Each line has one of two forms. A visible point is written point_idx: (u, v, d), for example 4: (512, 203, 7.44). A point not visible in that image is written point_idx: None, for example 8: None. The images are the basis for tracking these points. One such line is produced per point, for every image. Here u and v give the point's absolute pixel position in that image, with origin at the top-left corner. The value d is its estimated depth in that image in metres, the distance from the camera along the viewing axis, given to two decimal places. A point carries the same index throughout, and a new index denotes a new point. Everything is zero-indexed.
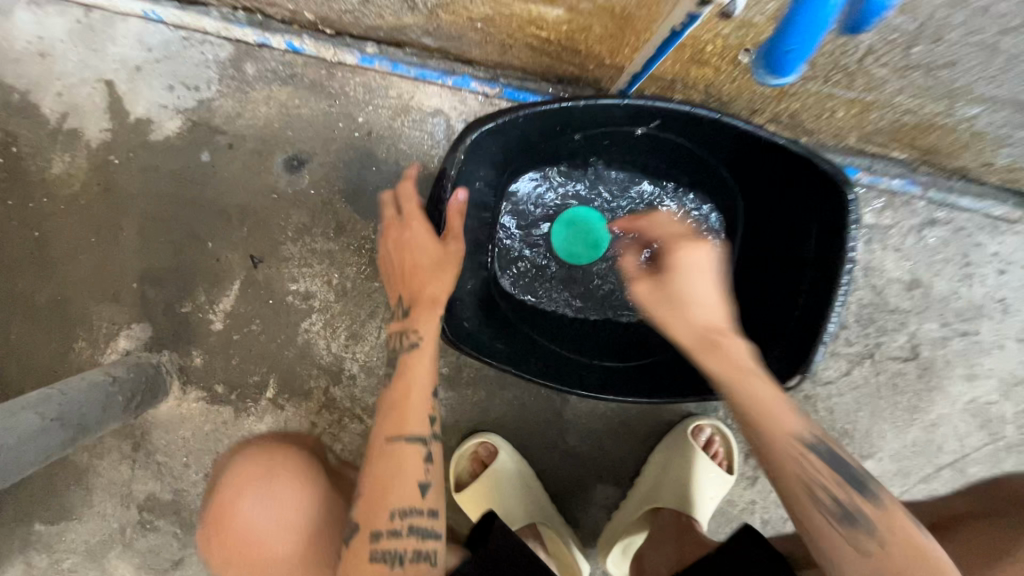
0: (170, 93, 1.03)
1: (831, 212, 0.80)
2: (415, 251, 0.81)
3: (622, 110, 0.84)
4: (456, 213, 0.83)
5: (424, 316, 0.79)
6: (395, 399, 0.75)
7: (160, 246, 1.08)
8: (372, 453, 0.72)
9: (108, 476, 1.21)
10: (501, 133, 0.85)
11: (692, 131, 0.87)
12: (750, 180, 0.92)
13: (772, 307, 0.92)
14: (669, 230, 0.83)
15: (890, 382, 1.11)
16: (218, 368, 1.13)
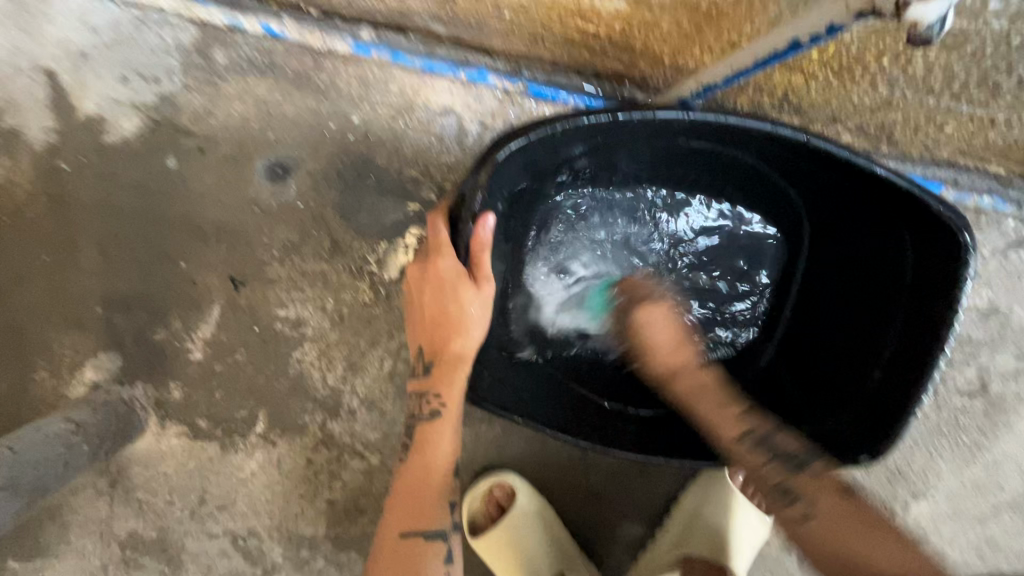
0: (123, 86, 0.87)
1: (936, 260, 0.68)
2: (438, 294, 0.67)
3: (689, 124, 0.68)
4: (486, 245, 0.66)
5: (446, 381, 0.69)
6: (411, 482, 0.68)
7: (124, 265, 0.93)
8: (384, 548, 0.66)
9: (83, 513, 1.01)
10: (535, 149, 0.69)
11: (763, 147, 0.72)
12: (830, 205, 0.78)
13: (845, 355, 0.79)
14: (659, 337, 0.81)
15: (950, 418, 0.99)
16: (200, 402, 0.97)
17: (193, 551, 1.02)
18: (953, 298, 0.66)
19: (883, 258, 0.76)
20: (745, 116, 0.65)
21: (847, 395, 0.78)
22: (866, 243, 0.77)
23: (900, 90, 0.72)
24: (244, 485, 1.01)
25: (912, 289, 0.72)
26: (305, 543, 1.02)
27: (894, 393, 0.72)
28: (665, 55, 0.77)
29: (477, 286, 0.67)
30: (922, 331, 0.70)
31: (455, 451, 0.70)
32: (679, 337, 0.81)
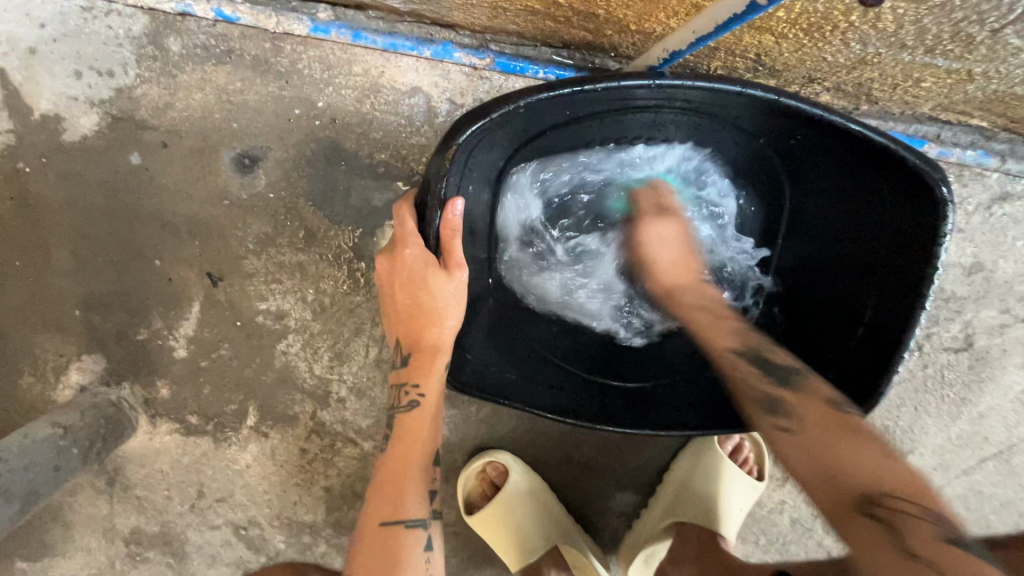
0: (76, 80, 0.84)
1: (916, 216, 0.68)
2: (410, 284, 0.67)
3: (658, 92, 0.66)
4: (456, 231, 0.66)
5: (424, 371, 0.70)
6: (391, 470, 0.71)
7: (99, 265, 0.91)
8: (365, 535, 0.69)
9: (84, 512, 1.01)
10: (500, 127, 0.68)
11: (736, 112, 0.70)
12: (808, 167, 0.77)
13: (827, 316, 0.80)
14: (660, 253, 0.81)
15: (935, 374, 1.00)
16: (189, 398, 0.97)
17: (196, 543, 1.03)
18: (931, 255, 0.67)
19: (861, 218, 0.75)
20: (715, 78, 0.63)
21: (832, 356, 0.78)
22: (845, 205, 0.76)
23: (879, 48, 0.64)
24: (241, 477, 1.01)
25: (890, 247, 0.72)
26: (306, 529, 1.03)
27: (878, 352, 0.72)
28: (629, 23, 0.69)
29: (449, 272, 0.67)
30: (902, 287, 0.71)
31: (435, 441, 0.72)
32: (685, 253, 0.81)
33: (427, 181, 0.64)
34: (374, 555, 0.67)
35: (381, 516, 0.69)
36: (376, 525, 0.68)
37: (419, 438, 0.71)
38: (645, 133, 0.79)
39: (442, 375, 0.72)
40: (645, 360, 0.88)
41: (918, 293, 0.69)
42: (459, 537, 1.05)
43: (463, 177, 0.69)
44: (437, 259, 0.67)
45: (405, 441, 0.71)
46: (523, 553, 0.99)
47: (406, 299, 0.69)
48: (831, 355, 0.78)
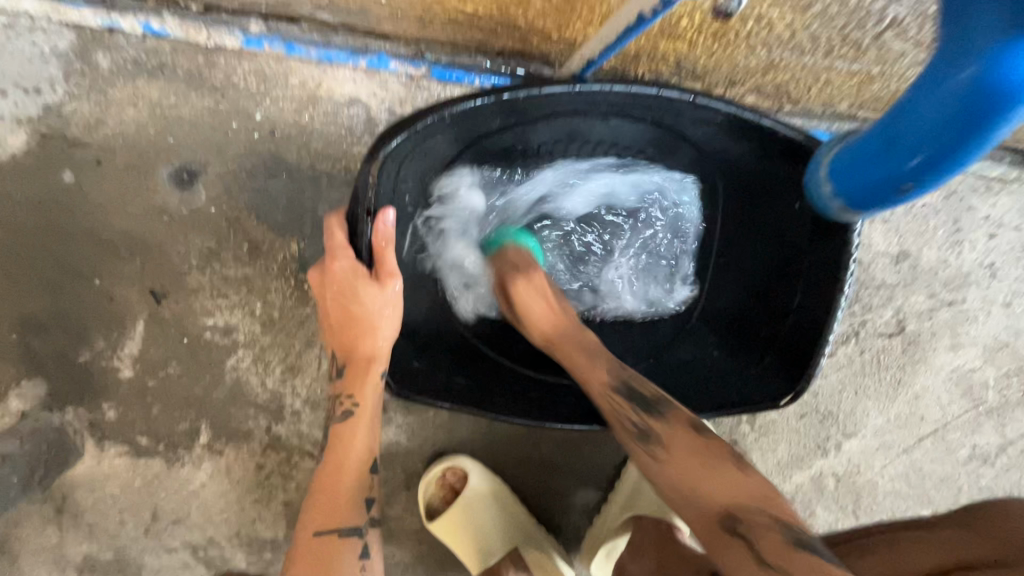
0: (2, 99, 0.82)
1: (832, 209, 0.72)
2: (342, 296, 0.68)
3: (580, 98, 0.68)
4: (389, 241, 0.67)
5: (361, 379, 0.70)
6: (326, 480, 0.68)
7: (35, 287, 0.89)
8: (295, 554, 0.63)
9: (32, 543, 0.97)
10: (428, 137, 0.69)
11: (661, 116, 0.73)
12: (737, 166, 0.79)
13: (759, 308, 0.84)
14: (529, 301, 0.75)
15: (872, 358, 1.04)
16: (137, 419, 0.95)
17: (152, 568, 1.00)
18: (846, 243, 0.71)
19: (789, 215, 0.78)
20: (630, 83, 0.66)
21: (769, 344, 0.81)
22: (774, 205, 0.79)
23: (783, 53, 0.69)
24: (196, 496, 0.99)
25: (812, 240, 0.76)
26: (267, 545, 1.02)
27: (806, 337, 0.77)
28: (551, 32, 0.73)
29: (381, 284, 0.68)
30: (824, 278, 0.75)
31: (374, 449, 0.71)
32: (546, 304, 0.76)
33: (355, 192, 0.65)
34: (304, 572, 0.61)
35: (315, 527, 0.65)
36: (310, 536, 0.65)
37: (354, 446, 0.69)
38: (578, 136, 0.80)
39: (379, 384, 0.72)
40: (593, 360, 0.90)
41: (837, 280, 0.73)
42: (423, 543, 1.05)
43: (394, 185, 0.70)
44: (369, 270, 0.68)
45: (342, 450, 0.69)
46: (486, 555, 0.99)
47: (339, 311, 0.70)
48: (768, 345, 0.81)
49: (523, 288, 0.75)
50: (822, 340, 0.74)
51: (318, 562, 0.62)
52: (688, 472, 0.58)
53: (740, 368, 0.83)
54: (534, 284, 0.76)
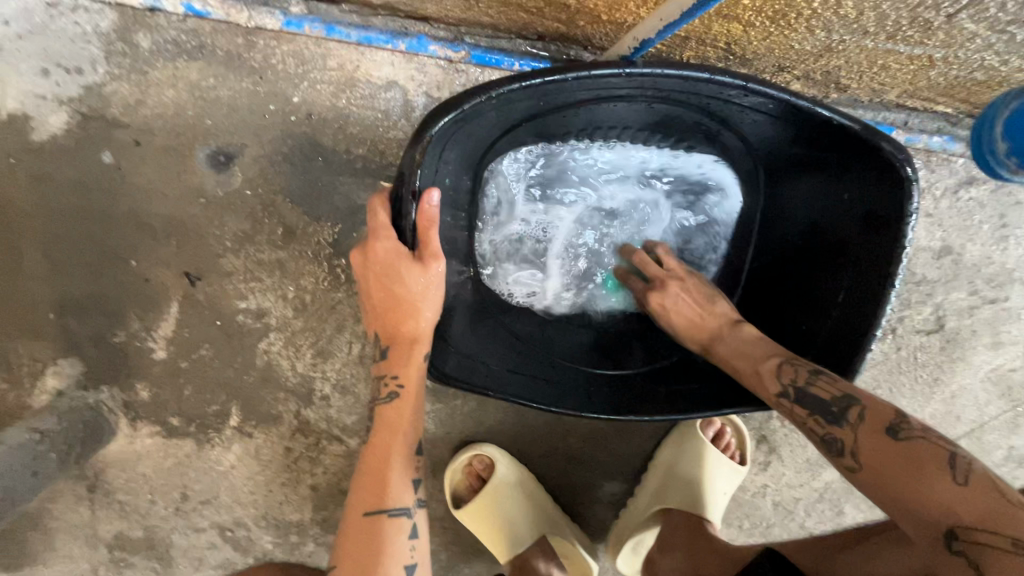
0: (44, 78, 0.83)
1: (884, 201, 0.70)
2: (385, 278, 0.68)
3: (628, 81, 0.67)
4: (433, 222, 0.67)
5: (405, 360, 0.72)
6: (373, 460, 0.72)
7: (72, 267, 0.90)
8: (350, 523, 0.70)
9: (65, 520, 0.99)
10: (470, 120, 0.68)
11: (709, 100, 0.71)
12: (786, 152, 0.78)
13: (801, 297, 0.82)
14: (420, 300, 0.70)
15: (909, 355, 1.02)
16: (170, 400, 0.95)
17: (182, 546, 1.01)
18: (898, 235, 0.69)
19: (838, 206, 0.76)
20: (683, 66, 0.64)
21: (813, 339, 0.79)
22: (821, 194, 0.78)
23: (843, 36, 0.68)
24: (225, 478, 1.00)
25: (864, 231, 0.74)
26: (293, 528, 1.02)
27: (850, 333, 0.74)
28: (601, 14, 0.73)
29: (425, 264, 0.67)
30: (872, 273, 0.73)
31: (419, 428, 0.74)
32: (431, 303, 0.70)
33: (400, 176, 0.65)
34: (358, 542, 0.68)
35: (365, 506, 0.71)
36: (359, 514, 0.70)
37: (401, 427, 0.73)
38: (622, 119, 0.79)
39: (421, 366, 0.73)
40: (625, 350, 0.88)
41: (887, 274, 0.70)
42: (448, 530, 1.05)
43: (439, 167, 0.69)
44: (412, 253, 0.68)
45: (388, 430, 0.73)
46: (512, 545, 0.99)
47: (382, 292, 0.70)
48: (810, 341, 0.80)
49: (409, 291, 0.68)
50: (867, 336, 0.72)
51: (367, 538, 0.69)
52: (892, 487, 0.54)
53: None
54: (425, 285, 0.69)
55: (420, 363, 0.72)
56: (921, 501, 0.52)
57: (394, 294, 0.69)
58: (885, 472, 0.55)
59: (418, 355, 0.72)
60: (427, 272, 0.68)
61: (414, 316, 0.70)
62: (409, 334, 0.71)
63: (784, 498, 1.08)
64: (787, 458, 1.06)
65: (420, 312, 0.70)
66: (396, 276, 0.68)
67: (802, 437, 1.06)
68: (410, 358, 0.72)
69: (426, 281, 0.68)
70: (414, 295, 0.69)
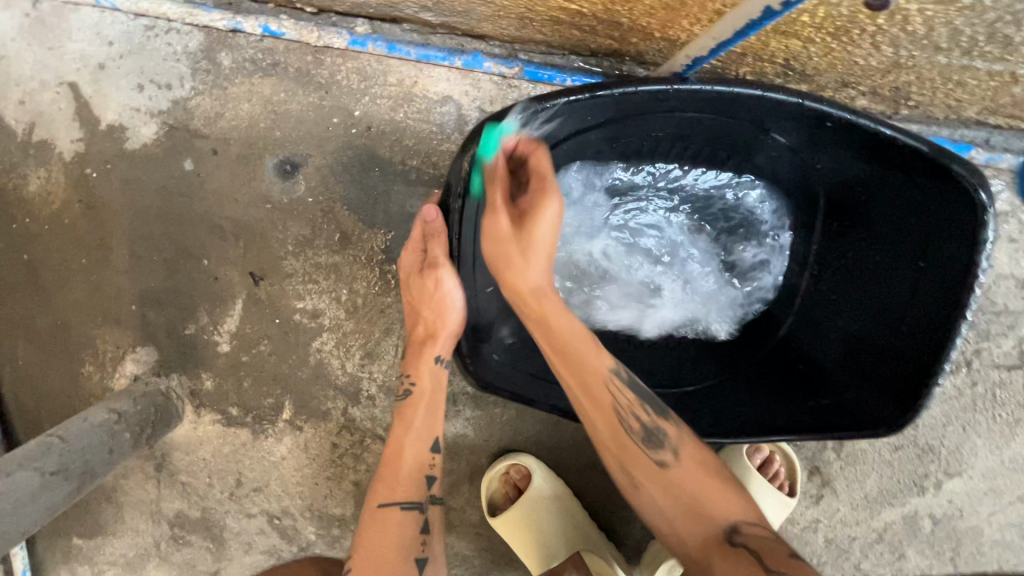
0: (139, 93, 0.92)
1: (955, 224, 0.68)
2: (406, 284, 0.79)
3: (673, 98, 0.66)
4: (438, 234, 0.75)
5: (418, 359, 0.79)
6: (390, 455, 0.76)
7: (153, 264, 0.98)
8: (364, 516, 0.73)
9: (135, 494, 1.07)
10: (511, 140, 0.70)
11: (759, 115, 0.70)
12: (856, 172, 0.76)
13: (866, 328, 0.80)
14: (427, 308, 0.77)
15: (986, 392, 0.95)
16: (230, 391, 1.02)
17: (233, 530, 1.07)
18: (972, 260, 0.67)
19: (902, 227, 0.75)
20: (736, 82, 0.63)
21: (877, 367, 0.77)
22: (888, 218, 0.76)
23: (913, 52, 0.65)
24: (276, 468, 1.05)
25: (932, 256, 0.71)
26: (335, 522, 1.06)
27: (916, 364, 0.73)
28: (653, 31, 0.74)
29: (432, 273, 0.76)
30: (939, 300, 0.71)
31: (436, 431, 0.78)
32: (441, 310, 0.78)
33: (448, 184, 0.69)
34: (367, 532, 0.70)
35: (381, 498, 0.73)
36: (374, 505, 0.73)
37: (414, 429, 0.77)
38: (674, 137, 0.78)
39: (434, 370, 0.79)
40: (676, 365, 0.89)
41: (957, 304, 0.68)
42: (482, 538, 1.06)
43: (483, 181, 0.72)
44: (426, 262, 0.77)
45: (402, 426, 0.77)
46: (546, 558, 0.99)
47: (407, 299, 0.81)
48: (871, 369, 0.78)
49: (420, 294, 0.78)
50: (935, 367, 0.70)
51: (379, 529, 0.71)
52: (692, 487, 0.63)
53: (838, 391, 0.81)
54: (431, 292, 0.77)
55: (429, 366, 0.79)
56: (721, 508, 0.61)
57: (411, 298, 0.79)
58: (692, 474, 0.64)
59: (430, 358, 0.79)
60: (435, 277, 0.76)
61: (426, 320, 0.78)
62: (420, 338, 0.79)
63: (838, 536, 1.01)
64: (842, 493, 1.00)
65: (432, 319, 0.78)
66: (414, 281, 0.78)
67: (859, 472, 1.00)
68: (422, 359, 0.79)
69: (435, 287, 0.77)
70: (422, 300, 0.78)
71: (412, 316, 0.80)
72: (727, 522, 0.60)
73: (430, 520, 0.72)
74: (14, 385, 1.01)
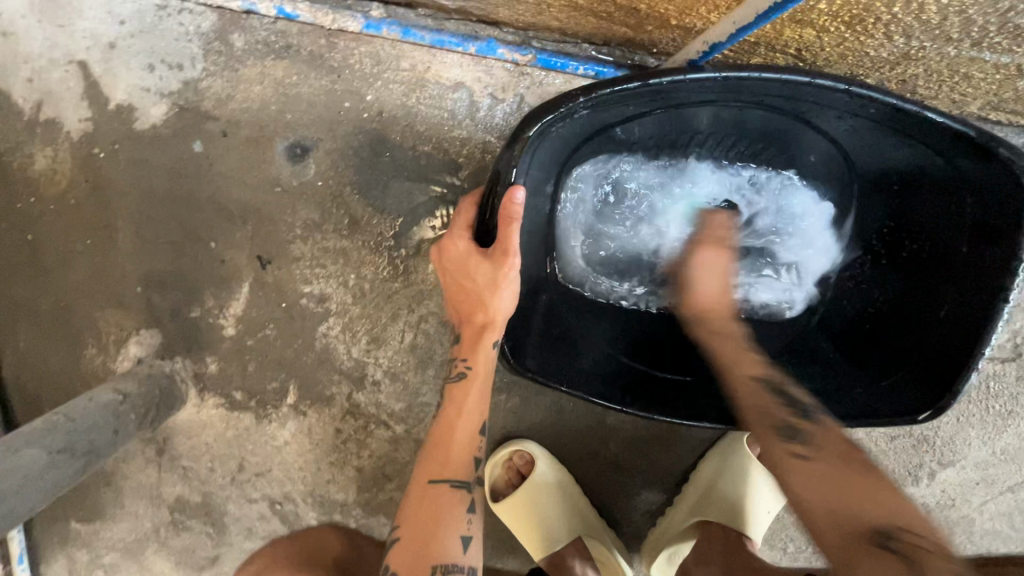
0: (150, 74, 0.92)
1: (1000, 212, 0.71)
2: (458, 273, 0.75)
3: (715, 84, 0.67)
4: (514, 218, 0.68)
5: (475, 346, 0.77)
6: (439, 435, 0.75)
7: (160, 246, 0.98)
8: (411, 494, 0.71)
9: (135, 479, 1.07)
10: (561, 124, 0.71)
11: (801, 97, 0.71)
12: (883, 164, 0.81)
13: (898, 318, 0.85)
14: (492, 297, 0.74)
15: (980, 384, 0.98)
16: (234, 375, 1.02)
17: (234, 515, 1.07)
18: (1016, 244, 0.70)
19: (944, 209, 0.78)
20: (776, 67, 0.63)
21: (915, 352, 0.81)
22: (923, 202, 0.81)
23: (923, 42, 0.66)
24: (279, 453, 1.05)
25: (973, 237, 0.75)
26: (337, 507, 1.07)
27: (955, 352, 0.76)
28: (670, 19, 0.74)
29: (496, 262, 0.71)
30: (982, 286, 0.74)
31: (484, 412, 0.76)
32: (504, 296, 0.74)
33: (497, 170, 0.68)
34: (415, 509, 0.69)
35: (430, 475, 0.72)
36: (423, 482, 0.72)
37: (466, 409, 0.76)
38: (719, 121, 0.81)
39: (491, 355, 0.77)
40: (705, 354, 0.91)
41: (1002, 285, 0.71)
42: (484, 524, 1.07)
43: (533, 177, 0.75)
44: (488, 250, 0.72)
45: (455, 408, 0.76)
46: (548, 542, 1.00)
47: (457, 285, 0.77)
48: (910, 353, 0.81)
49: (481, 283, 0.73)
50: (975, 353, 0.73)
51: (426, 508, 0.70)
52: (830, 482, 0.60)
53: (873, 377, 0.84)
54: (494, 281, 0.72)
55: (487, 353, 0.76)
56: (875, 508, 0.57)
57: (471, 284, 0.74)
58: (836, 487, 0.59)
59: (488, 344, 0.76)
60: (501, 266, 0.71)
61: (490, 308, 0.75)
62: (480, 324, 0.76)
63: None
64: None
65: (494, 307, 0.75)
66: (476, 270, 0.73)
67: None
68: (478, 344, 0.77)
69: (503, 278, 0.72)
70: (484, 289, 0.73)
71: (469, 302, 0.76)
72: (881, 524, 0.55)
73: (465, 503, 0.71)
74: (16, 367, 1.01)
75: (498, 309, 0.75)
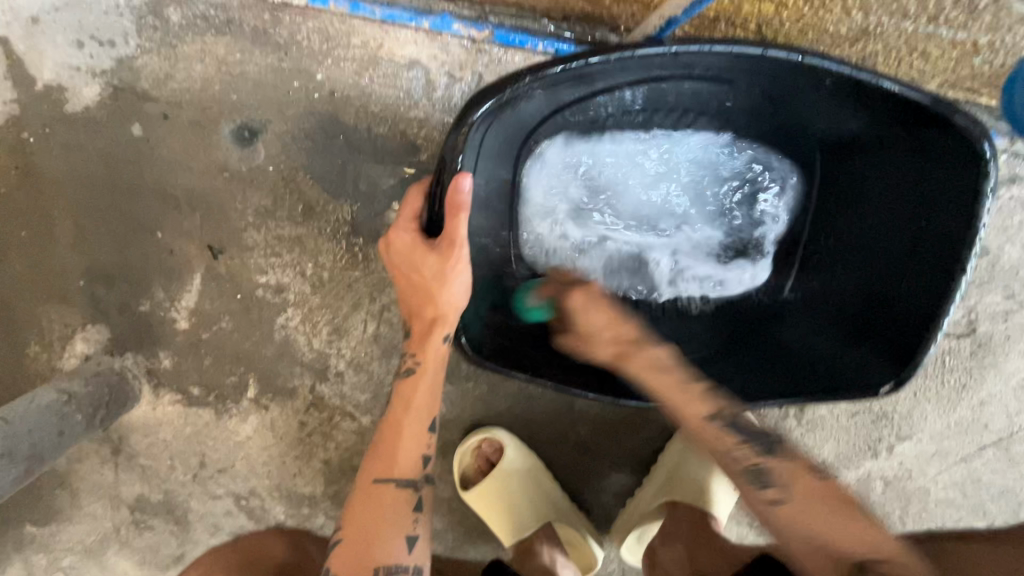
0: (79, 51, 0.85)
1: (957, 187, 0.71)
2: (406, 266, 0.72)
3: (671, 60, 0.65)
4: (463, 208, 0.66)
5: (426, 339, 0.74)
6: (388, 433, 0.73)
7: (102, 237, 0.92)
8: (357, 494, 0.70)
9: (91, 480, 1.03)
10: (513, 105, 0.69)
11: (764, 69, 0.70)
12: (844, 139, 0.81)
13: (861, 293, 0.85)
14: (441, 291, 0.71)
15: (935, 359, 1.01)
16: (190, 370, 0.98)
17: (197, 513, 1.04)
18: (972, 217, 0.70)
19: (903, 183, 0.78)
20: (733, 42, 0.62)
21: (877, 326, 0.82)
22: (884, 175, 0.80)
23: None
24: (241, 449, 1.02)
25: (932, 213, 0.75)
26: (304, 500, 1.03)
27: (916, 324, 0.77)
28: None
29: (443, 254, 0.69)
30: (940, 259, 0.75)
31: (435, 408, 0.75)
32: (454, 290, 0.72)
33: (443, 158, 0.65)
34: (360, 510, 0.68)
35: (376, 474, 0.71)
36: (369, 481, 0.70)
37: (417, 404, 0.74)
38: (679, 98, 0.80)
39: (441, 351, 0.75)
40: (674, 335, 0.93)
41: (958, 259, 0.72)
42: (455, 512, 1.06)
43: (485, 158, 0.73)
44: (436, 242, 0.70)
45: (404, 403, 0.74)
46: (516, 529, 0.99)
47: (405, 279, 0.74)
48: (872, 328, 0.82)
49: (430, 276, 0.71)
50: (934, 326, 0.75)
51: (373, 505, 0.68)
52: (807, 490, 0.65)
53: (835, 352, 0.85)
54: (442, 275, 0.70)
55: (438, 347, 0.74)
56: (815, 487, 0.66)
57: (419, 278, 0.72)
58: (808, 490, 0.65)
59: (439, 339, 0.74)
60: (451, 258, 0.69)
61: (440, 303, 0.73)
62: (430, 318, 0.74)
63: None
64: None
65: (444, 300, 0.72)
66: (423, 263, 0.70)
67: (819, 438, 1.04)
68: (428, 339, 0.74)
69: (452, 271, 0.70)
70: (432, 283, 0.71)
71: (417, 297, 0.74)
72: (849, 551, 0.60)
73: (422, 496, 0.70)
74: None
75: (449, 303, 0.73)
